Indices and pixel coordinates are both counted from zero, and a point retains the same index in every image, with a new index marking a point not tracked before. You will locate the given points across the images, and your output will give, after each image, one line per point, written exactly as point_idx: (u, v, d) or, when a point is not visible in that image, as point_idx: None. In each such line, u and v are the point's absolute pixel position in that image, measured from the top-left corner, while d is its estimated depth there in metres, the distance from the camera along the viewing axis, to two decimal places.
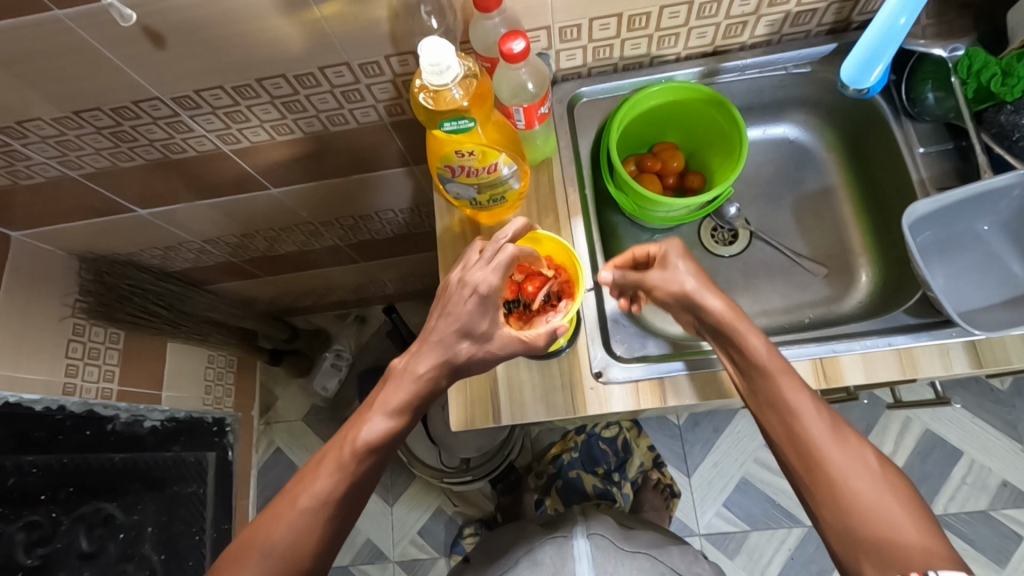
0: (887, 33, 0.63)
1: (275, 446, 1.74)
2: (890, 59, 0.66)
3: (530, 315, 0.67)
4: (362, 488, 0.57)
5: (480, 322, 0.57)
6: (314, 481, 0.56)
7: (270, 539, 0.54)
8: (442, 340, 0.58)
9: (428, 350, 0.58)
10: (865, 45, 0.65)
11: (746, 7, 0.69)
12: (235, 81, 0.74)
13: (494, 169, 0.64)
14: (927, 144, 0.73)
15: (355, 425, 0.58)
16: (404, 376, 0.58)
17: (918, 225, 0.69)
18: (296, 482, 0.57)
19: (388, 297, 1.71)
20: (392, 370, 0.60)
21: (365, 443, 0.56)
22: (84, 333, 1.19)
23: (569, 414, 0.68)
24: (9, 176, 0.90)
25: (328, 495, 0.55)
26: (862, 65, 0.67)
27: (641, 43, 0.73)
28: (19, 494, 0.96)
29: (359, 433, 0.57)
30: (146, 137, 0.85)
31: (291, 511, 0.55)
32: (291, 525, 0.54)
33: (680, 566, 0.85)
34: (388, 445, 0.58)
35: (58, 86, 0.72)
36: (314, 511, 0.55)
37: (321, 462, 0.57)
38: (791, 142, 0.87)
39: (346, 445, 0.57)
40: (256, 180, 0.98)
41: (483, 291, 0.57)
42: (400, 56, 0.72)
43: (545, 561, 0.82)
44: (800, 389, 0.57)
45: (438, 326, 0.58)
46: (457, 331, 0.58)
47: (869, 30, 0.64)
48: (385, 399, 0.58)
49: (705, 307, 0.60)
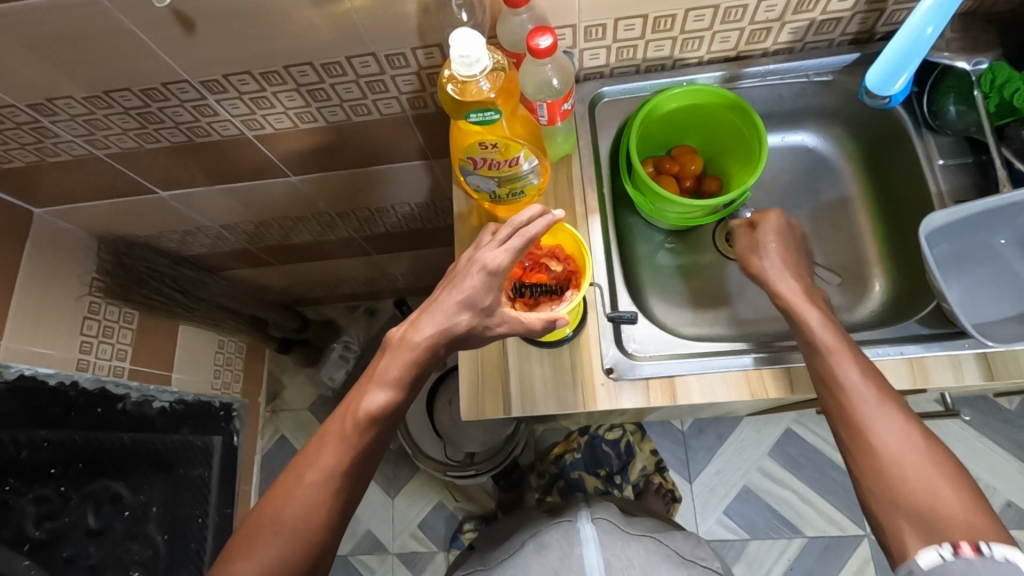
0: (913, 43, 0.63)
1: (280, 433, 1.75)
2: (914, 69, 0.66)
3: (535, 302, 0.67)
4: (368, 458, 0.58)
5: (484, 296, 0.59)
6: (319, 455, 0.56)
7: (283, 515, 0.55)
8: (449, 313, 0.58)
9: (437, 332, 0.58)
10: (889, 53, 0.64)
11: (771, 13, 0.70)
12: (263, 68, 0.75)
13: (515, 163, 0.64)
14: (947, 158, 0.73)
15: (355, 397, 0.58)
16: (401, 345, 0.59)
17: (934, 236, 0.69)
18: (302, 458, 0.58)
19: (398, 291, 1.72)
20: (390, 341, 0.60)
21: (364, 411, 0.57)
22: (100, 312, 1.22)
23: (579, 409, 0.68)
24: (36, 153, 0.92)
25: (333, 467, 0.56)
26: (886, 75, 0.67)
27: (665, 45, 0.74)
28: (30, 468, 0.99)
29: (359, 404, 0.57)
30: (172, 120, 0.86)
31: (303, 489, 0.55)
32: (300, 500, 0.55)
33: (685, 549, 0.84)
34: (391, 414, 0.58)
35: (89, 68, 0.74)
36: (320, 486, 0.55)
37: (325, 439, 0.57)
38: (809, 151, 0.87)
39: (348, 417, 0.57)
40: (278, 167, 1.00)
41: (491, 267, 0.58)
42: (426, 49, 0.73)
43: (553, 544, 0.81)
44: (923, 445, 0.53)
45: (448, 302, 0.59)
46: (464, 309, 0.59)
47: (894, 39, 0.64)
48: (386, 367, 0.59)
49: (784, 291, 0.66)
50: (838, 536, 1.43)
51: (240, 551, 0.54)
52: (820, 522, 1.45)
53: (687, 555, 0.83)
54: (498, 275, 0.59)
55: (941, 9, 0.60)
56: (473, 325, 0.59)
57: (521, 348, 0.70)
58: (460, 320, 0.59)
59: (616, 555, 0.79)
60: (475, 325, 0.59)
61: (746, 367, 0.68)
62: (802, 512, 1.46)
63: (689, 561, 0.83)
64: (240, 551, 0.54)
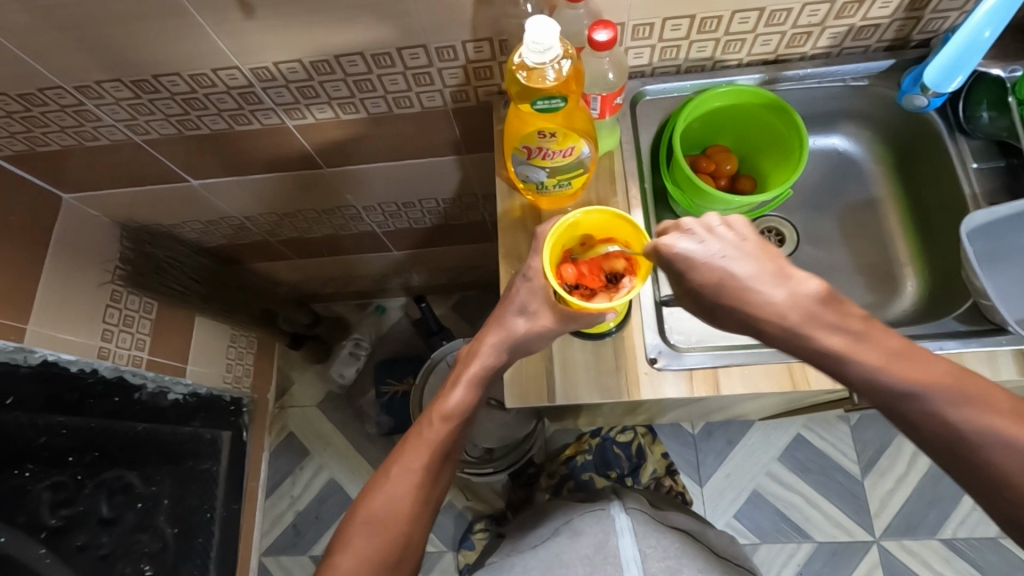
0: (969, 46, 0.66)
1: (288, 430, 1.73)
2: (969, 70, 0.69)
3: (592, 292, 0.62)
4: (449, 455, 0.62)
5: (531, 300, 0.65)
6: (404, 452, 0.61)
7: (374, 507, 0.58)
8: (506, 322, 0.65)
9: (499, 340, 0.65)
10: (945, 53, 0.68)
11: (813, 18, 0.72)
12: (314, 56, 0.77)
13: (571, 152, 0.65)
14: (980, 161, 0.76)
15: (434, 402, 0.64)
16: (470, 356, 0.67)
17: (974, 234, 0.71)
18: (389, 460, 0.62)
19: (413, 290, 1.73)
20: (461, 357, 0.68)
21: (442, 408, 0.63)
22: (121, 301, 1.21)
23: (622, 398, 0.70)
24: (75, 137, 0.93)
25: (416, 462, 0.60)
26: (945, 72, 0.69)
27: (708, 46, 0.76)
28: (48, 454, 0.98)
29: (438, 404, 0.63)
30: (215, 107, 0.87)
31: (389, 482, 0.59)
32: (388, 491, 0.58)
33: (722, 545, 0.91)
34: (466, 413, 0.63)
35: (140, 51, 0.75)
36: (407, 478, 0.59)
37: (408, 440, 0.62)
38: (841, 153, 0.89)
39: (430, 416, 0.62)
40: (313, 158, 1.01)
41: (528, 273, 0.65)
42: (476, 42, 0.74)
43: (587, 531, 0.82)
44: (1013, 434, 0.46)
45: (504, 314, 0.66)
46: (518, 315, 0.65)
47: (950, 41, 0.67)
48: (461, 371, 0.66)
49: (740, 278, 0.56)
50: (846, 541, 1.45)
51: (339, 545, 0.57)
52: (827, 526, 1.46)
53: (723, 550, 0.89)
54: (541, 280, 0.64)
55: (998, 13, 0.64)
56: (528, 329, 0.65)
57: (565, 337, 0.71)
58: (516, 325, 0.65)
59: (651, 545, 0.79)
60: (532, 328, 0.65)
61: (788, 361, 0.69)
62: (811, 517, 1.48)
63: (726, 556, 0.88)
64: (338, 546, 0.57)
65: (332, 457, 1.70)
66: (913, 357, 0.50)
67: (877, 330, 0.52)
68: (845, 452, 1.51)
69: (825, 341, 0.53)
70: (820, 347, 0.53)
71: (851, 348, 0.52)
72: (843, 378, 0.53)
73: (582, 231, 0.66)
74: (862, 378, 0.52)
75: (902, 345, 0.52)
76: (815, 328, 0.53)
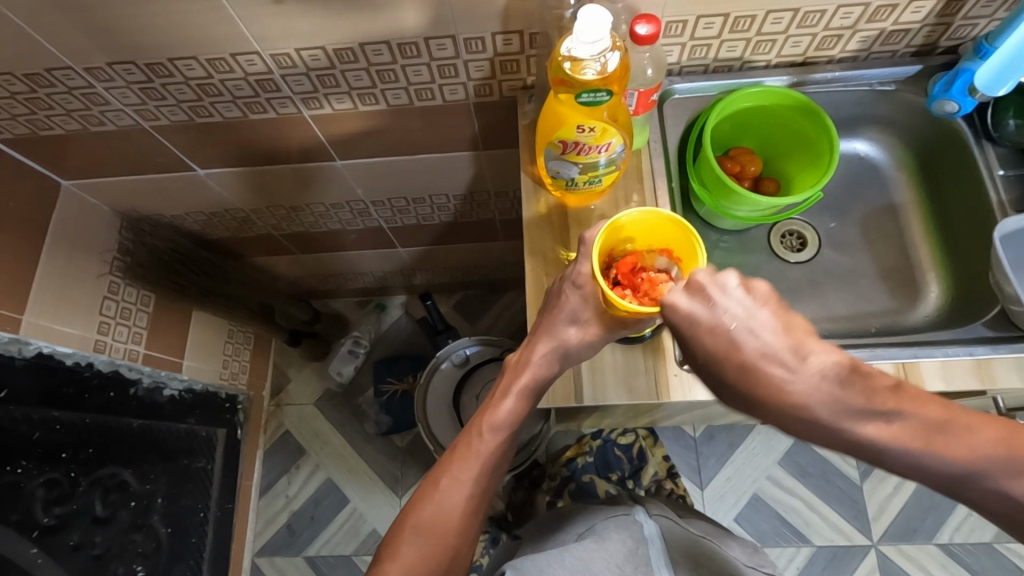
0: (1021, 52, 0.66)
1: (284, 428, 1.70)
2: (1017, 78, 0.69)
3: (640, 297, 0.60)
4: (497, 465, 0.61)
5: (583, 308, 0.62)
6: (453, 464, 0.60)
7: (423, 518, 0.57)
8: (557, 331, 0.62)
9: (549, 350, 0.63)
10: (997, 59, 0.67)
11: (846, 21, 0.72)
12: (338, 43, 0.74)
13: (606, 149, 0.64)
14: (1006, 168, 0.76)
15: (480, 411, 0.63)
16: (519, 365, 0.64)
17: (1007, 240, 0.72)
18: (436, 468, 0.61)
19: (414, 287, 1.70)
20: (508, 362, 0.66)
21: (492, 418, 0.61)
22: (118, 293, 1.17)
23: (652, 400, 0.69)
24: (80, 121, 0.90)
25: (466, 475, 0.59)
26: (996, 76, 0.69)
27: (738, 46, 0.75)
28: (42, 449, 0.94)
29: (486, 414, 0.61)
30: (230, 93, 0.84)
31: (440, 494, 0.58)
32: (438, 504, 0.58)
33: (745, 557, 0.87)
34: (514, 424, 0.62)
35: (157, 33, 0.73)
36: (457, 490, 0.58)
37: (456, 450, 0.61)
38: (863, 159, 0.89)
39: (478, 426, 0.61)
40: (325, 150, 0.99)
41: (578, 280, 0.61)
42: (506, 35, 0.73)
43: (615, 538, 0.80)
44: None
45: (554, 324, 0.63)
46: (570, 324, 0.62)
47: (1000, 47, 0.67)
48: (510, 380, 0.63)
49: (751, 350, 0.50)
50: (845, 545, 1.46)
51: (388, 554, 0.57)
52: (827, 531, 1.47)
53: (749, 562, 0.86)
54: (591, 286, 0.61)
55: None
56: (580, 339, 0.63)
57: None
58: (567, 334, 0.62)
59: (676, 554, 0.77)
60: (585, 337, 0.63)
61: None
62: (811, 521, 1.48)
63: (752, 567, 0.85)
64: (386, 553, 0.57)
65: (328, 456, 1.67)
66: (954, 431, 0.45)
67: (909, 402, 0.47)
68: (845, 457, 1.52)
69: (860, 431, 0.47)
70: (857, 439, 0.47)
71: (890, 436, 0.46)
72: (891, 466, 0.48)
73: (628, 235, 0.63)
74: (908, 464, 0.46)
75: (940, 416, 0.46)
76: (840, 415, 0.48)
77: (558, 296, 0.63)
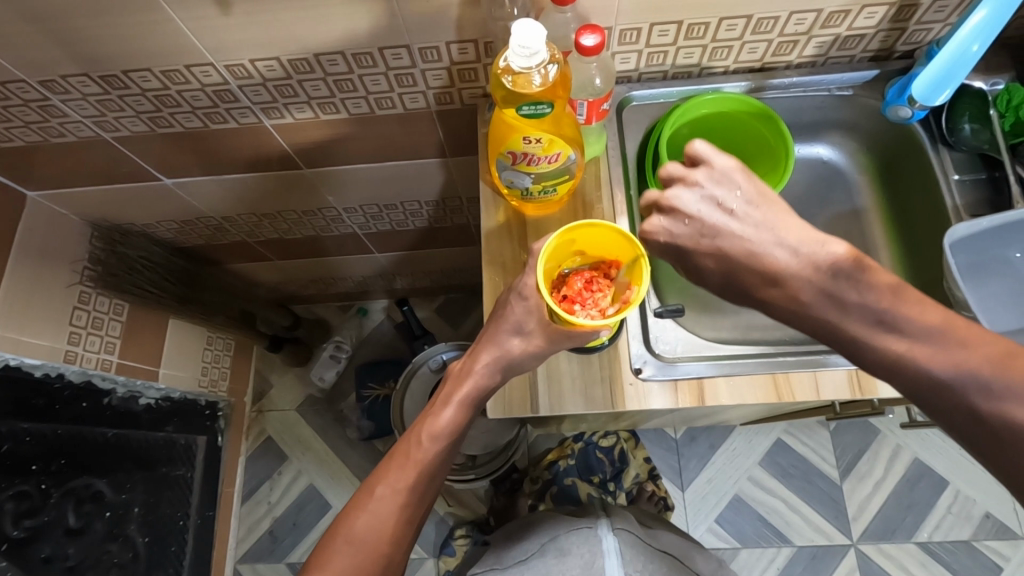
0: (958, 58, 0.66)
1: (265, 434, 1.69)
2: (956, 84, 0.69)
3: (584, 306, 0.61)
4: (434, 475, 0.61)
5: (528, 320, 0.62)
6: (389, 471, 0.59)
7: (356, 526, 0.57)
8: (501, 340, 0.63)
9: (492, 361, 0.64)
10: (936, 66, 0.68)
11: (800, 27, 0.72)
12: (292, 54, 0.74)
13: (556, 159, 0.64)
14: (962, 173, 0.77)
15: (422, 419, 0.63)
16: (461, 374, 0.65)
17: (958, 245, 0.73)
18: (372, 477, 0.61)
19: (394, 292, 1.70)
20: (451, 371, 0.67)
21: (432, 427, 0.62)
22: (89, 303, 1.16)
23: (607, 409, 0.68)
24: (41, 133, 0.89)
25: (401, 483, 0.59)
26: (933, 85, 0.69)
27: (695, 52, 0.75)
28: (12, 462, 0.93)
29: (427, 423, 0.62)
30: (189, 104, 0.84)
31: (373, 502, 0.58)
32: (372, 513, 0.57)
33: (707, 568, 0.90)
34: (455, 433, 0.62)
35: (108, 44, 0.72)
36: (391, 497, 0.58)
37: (393, 458, 0.61)
38: (825, 163, 0.89)
39: (418, 435, 0.61)
40: (291, 158, 0.98)
41: (522, 292, 0.62)
42: (461, 44, 0.73)
43: (573, 551, 0.81)
44: None
45: (497, 333, 0.64)
46: (513, 334, 0.63)
47: (940, 53, 0.67)
48: (451, 390, 0.64)
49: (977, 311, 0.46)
50: (825, 545, 1.46)
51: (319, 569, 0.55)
52: (808, 531, 1.48)
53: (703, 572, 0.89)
54: (536, 298, 0.62)
55: (986, 27, 0.64)
56: (523, 349, 0.63)
57: None
58: (510, 344, 0.63)
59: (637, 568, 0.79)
60: (528, 348, 0.63)
61: (773, 372, 0.69)
62: (791, 521, 1.48)
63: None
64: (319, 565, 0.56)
65: (311, 462, 1.67)
66: None
67: None
68: (825, 457, 1.52)
69: None
70: None
71: None
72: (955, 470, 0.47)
73: (575, 250, 0.64)
74: None
75: None
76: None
77: (504, 307, 0.64)
